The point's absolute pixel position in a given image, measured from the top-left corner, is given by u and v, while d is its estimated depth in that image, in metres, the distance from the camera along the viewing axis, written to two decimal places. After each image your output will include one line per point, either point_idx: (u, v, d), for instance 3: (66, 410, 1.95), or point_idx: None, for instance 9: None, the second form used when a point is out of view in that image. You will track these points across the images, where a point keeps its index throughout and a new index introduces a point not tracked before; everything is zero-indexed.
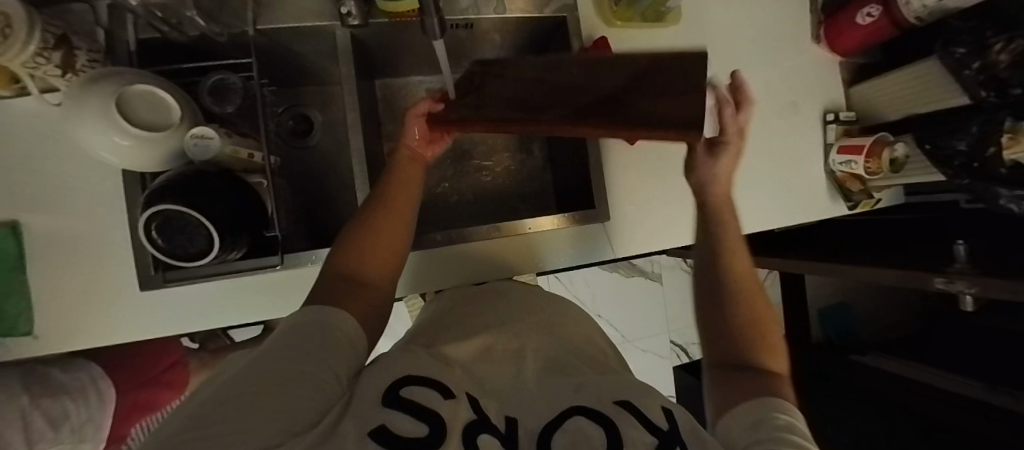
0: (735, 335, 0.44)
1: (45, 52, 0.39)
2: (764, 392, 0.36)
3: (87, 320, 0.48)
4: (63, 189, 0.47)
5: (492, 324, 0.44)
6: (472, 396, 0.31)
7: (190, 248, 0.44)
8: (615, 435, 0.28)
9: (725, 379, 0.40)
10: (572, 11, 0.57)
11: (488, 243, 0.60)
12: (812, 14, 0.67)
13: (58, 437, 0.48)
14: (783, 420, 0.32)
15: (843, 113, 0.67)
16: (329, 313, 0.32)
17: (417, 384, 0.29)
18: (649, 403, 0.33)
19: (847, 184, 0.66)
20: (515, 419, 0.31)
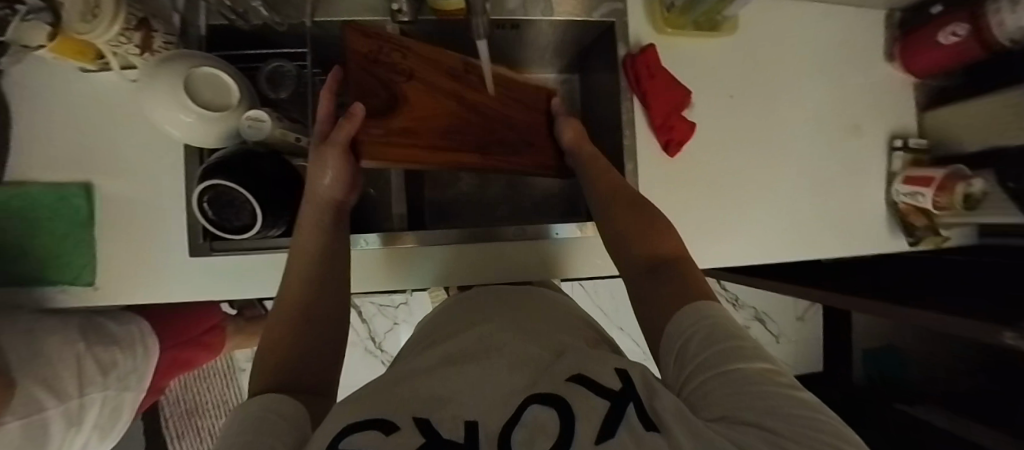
0: (639, 232, 0.43)
1: (128, 33, 0.43)
2: (688, 296, 0.36)
3: (140, 279, 0.52)
4: (132, 159, 0.52)
5: (506, 328, 0.40)
6: (420, 418, 0.25)
7: (237, 222, 0.46)
8: (569, 415, 0.24)
9: (643, 297, 0.40)
10: (622, 16, 0.56)
11: (513, 245, 0.60)
12: (887, 30, 0.62)
13: (107, 384, 0.51)
14: (712, 323, 0.31)
15: (913, 140, 0.61)
16: (258, 401, 0.31)
17: (357, 433, 0.24)
18: (600, 368, 0.30)
19: (911, 217, 0.61)
20: (475, 423, 0.25)
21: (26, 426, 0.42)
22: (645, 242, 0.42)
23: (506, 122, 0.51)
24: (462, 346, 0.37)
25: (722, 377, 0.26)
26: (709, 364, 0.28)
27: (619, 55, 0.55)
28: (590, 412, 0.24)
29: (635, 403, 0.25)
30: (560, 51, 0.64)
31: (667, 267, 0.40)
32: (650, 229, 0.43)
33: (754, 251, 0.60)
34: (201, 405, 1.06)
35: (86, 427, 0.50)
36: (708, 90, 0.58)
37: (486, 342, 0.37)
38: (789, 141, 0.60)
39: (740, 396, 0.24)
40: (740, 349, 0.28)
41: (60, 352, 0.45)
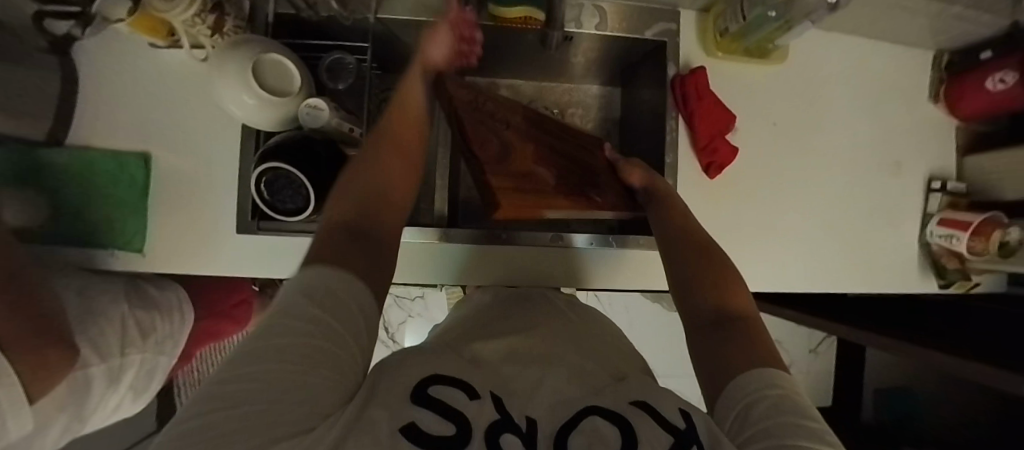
0: (700, 281, 0.44)
1: (201, 17, 0.45)
2: (751, 357, 0.36)
3: (186, 250, 0.54)
4: (191, 135, 0.54)
5: (539, 334, 0.41)
6: (496, 396, 0.27)
7: (288, 204, 0.48)
8: (633, 440, 0.25)
9: (701, 345, 0.40)
10: (673, 36, 0.57)
11: (540, 250, 0.61)
12: (934, 72, 0.63)
13: (145, 347, 0.52)
14: (781, 400, 0.30)
15: (952, 182, 0.62)
16: (334, 275, 0.29)
17: (443, 385, 0.26)
18: (664, 401, 0.30)
19: (944, 260, 0.61)
20: (535, 420, 0.26)
21: (72, 380, 0.41)
22: (708, 291, 0.43)
23: (577, 160, 0.51)
24: (499, 344, 0.38)
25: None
26: (767, 433, 0.27)
27: (669, 74, 0.56)
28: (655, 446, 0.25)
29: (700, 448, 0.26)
30: (605, 65, 0.65)
31: (736, 324, 0.40)
32: (713, 270, 0.45)
33: (783, 279, 0.60)
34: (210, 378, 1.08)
35: (123, 387, 0.50)
36: (753, 116, 0.59)
37: (520, 345, 0.38)
38: (826, 174, 0.61)
39: None
40: (804, 430, 0.27)
41: (106, 312, 0.46)
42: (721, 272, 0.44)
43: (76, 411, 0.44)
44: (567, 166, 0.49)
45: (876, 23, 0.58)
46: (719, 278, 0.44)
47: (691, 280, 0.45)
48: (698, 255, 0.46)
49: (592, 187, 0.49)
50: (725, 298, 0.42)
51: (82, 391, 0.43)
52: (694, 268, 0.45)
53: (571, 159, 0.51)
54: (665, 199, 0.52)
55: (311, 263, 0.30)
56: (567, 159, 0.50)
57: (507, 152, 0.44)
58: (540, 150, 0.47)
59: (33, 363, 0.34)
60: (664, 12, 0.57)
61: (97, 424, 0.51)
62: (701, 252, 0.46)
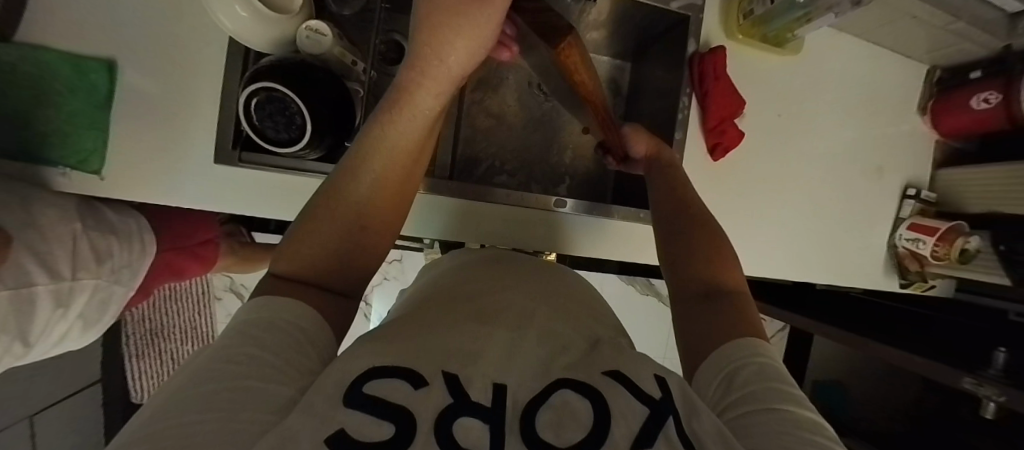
0: (694, 256, 0.43)
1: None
2: (738, 329, 0.36)
3: (151, 177, 0.47)
4: (167, 46, 0.47)
5: (521, 285, 0.39)
6: (448, 374, 0.23)
7: (279, 132, 0.44)
8: (603, 422, 0.23)
9: (688, 314, 0.39)
10: (698, 12, 0.55)
11: (529, 211, 0.60)
12: (925, 86, 0.66)
13: (99, 273, 0.46)
14: (763, 367, 0.31)
15: (924, 192, 0.66)
16: (287, 307, 0.26)
17: (383, 375, 0.22)
18: (639, 368, 0.28)
19: (906, 261, 0.66)
20: (503, 387, 0.24)
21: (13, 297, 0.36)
22: (702, 265, 0.42)
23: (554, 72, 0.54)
24: (472, 301, 0.35)
25: (764, 414, 0.27)
26: (754, 397, 0.28)
27: (689, 51, 0.56)
28: (628, 422, 0.23)
29: (674, 418, 0.24)
30: (621, 36, 0.63)
31: (725, 297, 0.39)
32: (711, 243, 0.43)
33: (769, 265, 0.63)
34: (167, 327, 1.01)
35: (73, 315, 0.45)
36: (763, 106, 0.59)
37: (494, 299, 0.36)
38: (817, 170, 0.63)
39: (783, 436, 0.25)
40: (783, 395, 0.29)
41: (56, 228, 0.40)
42: (721, 248, 0.43)
43: (17, 334, 0.39)
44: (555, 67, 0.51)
45: (885, 30, 0.59)
46: (717, 251, 0.43)
47: (684, 251, 0.43)
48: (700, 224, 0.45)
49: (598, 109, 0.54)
50: (716, 273, 0.41)
51: (23, 311, 0.38)
52: (688, 243, 0.44)
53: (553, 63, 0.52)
54: (668, 169, 0.52)
55: (268, 295, 0.27)
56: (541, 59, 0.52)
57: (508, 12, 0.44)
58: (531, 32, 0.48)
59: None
60: None
61: (40, 355, 0.46)
62: (683, 229, 0.45)
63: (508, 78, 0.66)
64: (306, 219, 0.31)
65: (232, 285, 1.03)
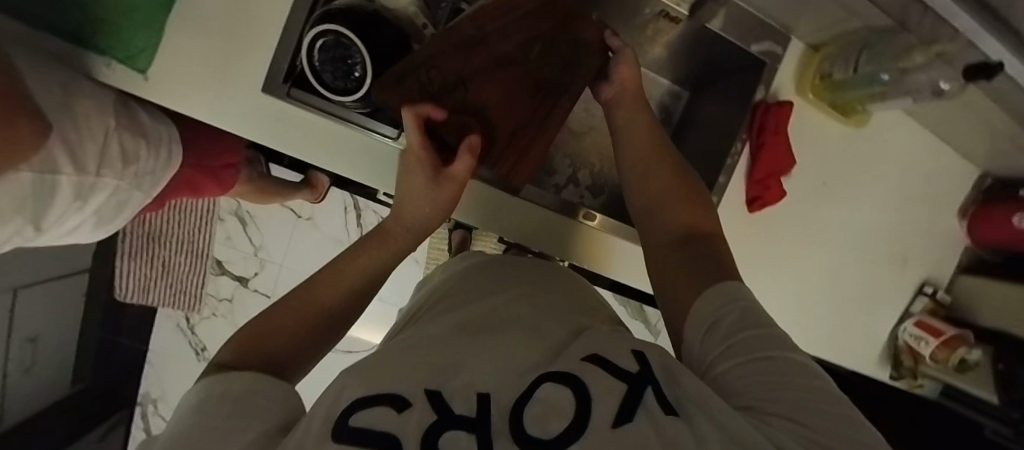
0: (668, 208, 0.43)
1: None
2: (712, 271, 0.35)
3: (196, 90, 0.46)
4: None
5: (515, 290, 0.39)
6: (431, 390, 0.24)
7: (335, 80, 0.43)
8: (586, 401, 0.23)
9: (668, 263, 0.40)
10: (774, 62, 0.54)
11: (556, 217, 0.60)
12: (972, 190, 0.65)
13: (123, 175, 0.45)
14: (744, 312, 0.30)
15: (940, 291, 0.66)
16: (241, 379, 0.25)
17: (366, 405, 0.23)
18: (617, 346, 0.29)
19: (903, 355, 0.66)
20: (487, 396, 0.24)
21: (38, 184, 0.36)
22: (674, 217, 0.43)
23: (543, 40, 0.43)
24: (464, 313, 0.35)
25: (755, 365, 0.26)
26: (744, 347, 0.28)
27: (756, 98, 0.54)
28: (608, 399, 0.24)
29: (653, 387, 0.25)
30: (689, 65, 0.61)
31: (704, 243, 0.39)
32: (678, 192, 0.44)
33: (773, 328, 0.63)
34: (164, 236, 1.00)
35: (89, 211, 0.45)
36: (811, 171, 0.59)
37: (489, 307, 0.36)
38: (842, 247, 0.63)
39: (778, 384, 0.25)
40: (769, 338, 0.28)
41: (88, 121, 0.39)
42: (689, 197, 0.44)
43: (32, 219, 0.38)
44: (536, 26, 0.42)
45: (953, 126, 0.58)
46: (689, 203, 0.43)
47: (660, 202, 0.44)
48: (667, 168, 0.46)
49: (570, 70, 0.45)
50: (691, 221, 0.42)
51: (45, 198, 0.37)
52: (658, 195, 0.45)
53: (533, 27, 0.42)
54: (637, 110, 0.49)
55: (226, 371, 0.27)
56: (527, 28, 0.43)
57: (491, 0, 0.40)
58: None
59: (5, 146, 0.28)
60: (774, 32, 0.54)
61: (49, 242, 0.46)
62: (650, 181, 0.46)
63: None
64: (274, 309, 0.35)
65: (238, 212, 1.09)
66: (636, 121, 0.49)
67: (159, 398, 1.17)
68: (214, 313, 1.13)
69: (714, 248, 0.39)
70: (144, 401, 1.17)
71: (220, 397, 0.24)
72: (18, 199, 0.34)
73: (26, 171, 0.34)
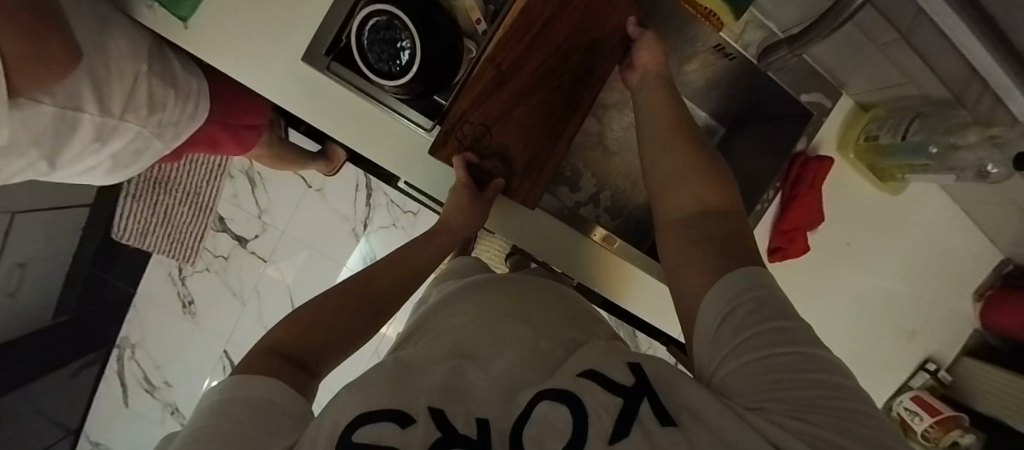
0: (682, 181, 0.37)
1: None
2: (730, 253, 0.30)
3: (235, 49, 0.44)
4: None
5: (533, 313, 0.36)
6: (434, 408, 0.23)
7: (380, 61, 0.42)
8: (582, 420, 0.22)
9: (678, 242, 0.35)
10: (821, 114, 0.53)
11: (575, 235, 0.57)
12: (991, 274, 0.65)
13: (145, 122, 0.44)
14: (759, 302, 0.25)
15: (941, 369, 0.65)
16: (261, 383, 0.25)
17: (375, 419, 0.22)
18: (609, 360, 0.27)
19: (894, 426, 0.66)
20: (486, 422, 0.23)
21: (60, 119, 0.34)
22: (688, 188, 0.37)
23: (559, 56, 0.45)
24: (477, 334, 0.32)
25: (774, 364, 0.22)
26: (759, 345, 0.24)
27: (797, 148, 0.53)
28: (601, 417, 0.22)
29: (650, 398, 0.23)
30: (732, 103, 0.60)
31: (719, 219, 0.34)
32: (695, 164, 0.38)
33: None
34: (172, 185, 1.03)
35: (105, 153, 0.43)
36: (836, 229, 0.58)
37: (502, 327, 0.33)
38: (854, 312, 0.62)
39: (802, 389, 0.21)
40: (788, 331, 0.24)
41: (120, 64, 0.38)
42: (707, 169, 0.37)
43: (46, 153, 0.37)
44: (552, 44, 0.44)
45: (987, 208, 0.57)
46: (704, 174, 0.37)
47: (672, 175, 0.38)
48: (684, 138, 0.40)
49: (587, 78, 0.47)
50: (699, 194, 0.36)
51: (63, 135, 0.36)
52: (670, 166, 0.39)
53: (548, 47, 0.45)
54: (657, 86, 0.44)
55: (248, 374, 0.26)
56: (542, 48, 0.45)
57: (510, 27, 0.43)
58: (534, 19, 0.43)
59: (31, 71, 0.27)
60: (826, 84, 0.53)
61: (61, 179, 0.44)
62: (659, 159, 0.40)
63: (614, 94, 0.63)
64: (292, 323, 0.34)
65: (249, 170, 1.08)
66: (649, 91, 0.44)
67: (137, 344, 1.16)
68: (208, 267, 1.12)
69: (732, 224, 0.33)
70: (122, 345, 1.17)
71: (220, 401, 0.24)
72: (37, 131, 0.33)
73: (48, 104, 0.32)
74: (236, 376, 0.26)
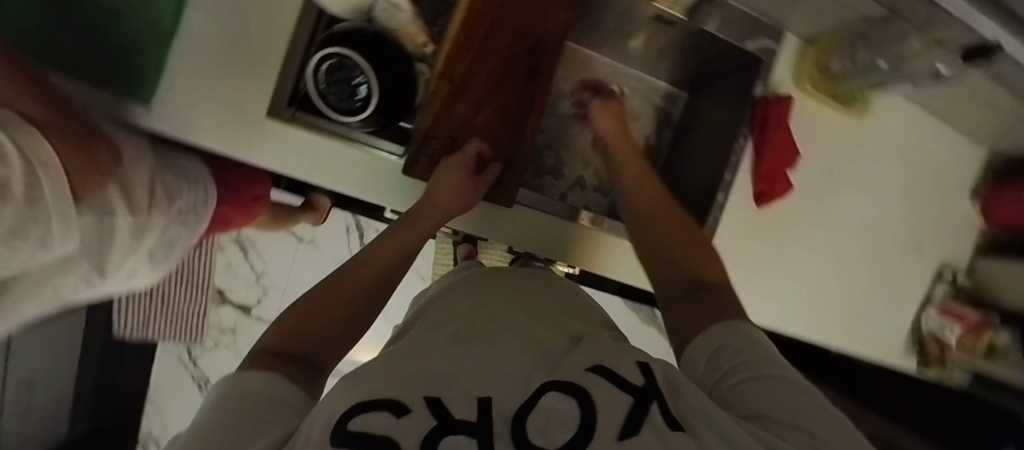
0: (671, 255, 0.44)
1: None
2: (719, 318, 0.36)
3: (195, 118, 0.44)
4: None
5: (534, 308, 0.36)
6: (430, 398, 0.23)
7: (340, 100, 0.46)
8: (589, 411, 0.23)
9: (676, 314, 0.40)
10: (771, 56, 0.54)
11: (565, 225, 0.58)
12: (980, 172, 0.65)
13: (170, 213, 0.45)
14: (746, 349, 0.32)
15: (959, 276, 0.65)
16: (261, 378, 0.26)
17: (366, 409, 0.22)
18: (622, 356, 0.29)
19: (930, 346, 0.65)
20: (488, 401, 0.23)
21: (99, 229, 0.34)
22: (678, 264, 0.43)
23: (506, 60, 0.48)
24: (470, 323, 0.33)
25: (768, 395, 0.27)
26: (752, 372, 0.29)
27: (756, 93, 0.55)
28: (612, 409, 0.23)
29: (659, 403, 0.25)
30: (686, 66, 0.62)
31: (707, 292, 0.40)
32: (675, 234, 0.46)
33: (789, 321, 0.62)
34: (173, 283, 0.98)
35: (142, 252, 0.43)
36: (817, 161, 0.59)
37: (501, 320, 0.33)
38: (855, 237, 0.62)
39: (782, 406, 0.26)
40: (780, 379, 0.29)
41: (137, 161, 0.38)
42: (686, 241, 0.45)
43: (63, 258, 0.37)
44: (499, 50, 0.47)
45: (956, 109, 0.58)
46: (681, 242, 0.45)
47: (664, 254, 0.45)
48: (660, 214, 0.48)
49: (537, 76, 0.49)
50: (688, 267, 0.43)
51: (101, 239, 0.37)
52: (659, 240, 0.46)
53: (494, 55, 0.47)
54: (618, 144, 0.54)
55: (252, 368, 0.28)
56: (490, 54, 0.47)
57: (457, 39, 0.45)
58: (478, 27, 0.45)
59: (82, 182, 0.27)
60: (769, 28, 0.54)
61: (98, 290, 0.45)
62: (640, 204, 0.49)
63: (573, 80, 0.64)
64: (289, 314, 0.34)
65: (238, 239, 1.09)
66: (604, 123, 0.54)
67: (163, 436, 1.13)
68: (217, 343, 1.13)
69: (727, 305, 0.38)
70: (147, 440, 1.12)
71: (244, 397, 0.24)
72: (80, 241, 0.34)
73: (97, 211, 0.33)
74: (245, 370, 0.28)
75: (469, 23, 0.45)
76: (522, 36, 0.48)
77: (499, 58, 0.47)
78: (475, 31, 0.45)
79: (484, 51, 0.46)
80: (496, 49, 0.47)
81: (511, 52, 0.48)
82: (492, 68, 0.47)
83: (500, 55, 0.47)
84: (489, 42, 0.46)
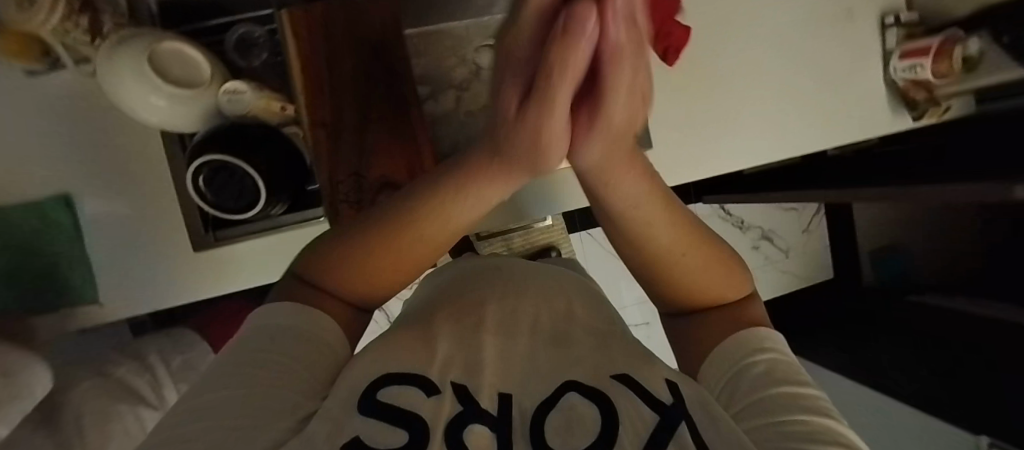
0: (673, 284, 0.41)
1: (66, 22, 0.39)
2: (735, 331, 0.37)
3: (144, 287, 0.49)
4: (93, 145, 0.46)
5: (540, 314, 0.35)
6: (456, 383, 0.26)
7: (238, 201, 0.44)
8: (611, 423, 0.24)
9: (684, 337, 0.40)
10: None
11: None
12: None
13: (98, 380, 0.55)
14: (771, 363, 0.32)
15: (905, 14, 0.60)
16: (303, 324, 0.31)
17: (397, 382, 0.26)
18: (650, 373, 0.29)
19: (911, 92, 0.60)
20: (507, 396, 0.26)
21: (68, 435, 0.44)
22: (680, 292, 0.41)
23: (359, 79, 0.48)
24: (477, 310, 0.35)
25: (780, 421, 0.26)
26: (768, 401, 0.28)
27: None
28: (637, 425, 0.24)
29: (686, 422, 0.25)
30: None
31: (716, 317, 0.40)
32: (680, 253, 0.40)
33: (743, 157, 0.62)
34: None
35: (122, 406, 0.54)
36: None
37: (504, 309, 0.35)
38: (780, 40, 0.59)
39: (802, 436, 0.24)
40: (796, 401, 0.28)
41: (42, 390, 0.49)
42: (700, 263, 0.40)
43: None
44: (347, 74, 0.48)
45: None
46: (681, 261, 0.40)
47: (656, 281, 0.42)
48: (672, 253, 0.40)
49: (393, 75, 0.48)
50: (708, 299, 0.40)
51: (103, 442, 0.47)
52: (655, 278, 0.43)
53: (346, 82, 0.47)
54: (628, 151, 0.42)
55: (284, 300, 0.33)
56: (342, 83, 0.47)
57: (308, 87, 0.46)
58: (317, 66, 0.47)
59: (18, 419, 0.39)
60: None
61: None
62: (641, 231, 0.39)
63: (449, 56, 0.65)
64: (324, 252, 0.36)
65: None
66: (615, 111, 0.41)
67: None
68: None
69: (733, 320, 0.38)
70: None
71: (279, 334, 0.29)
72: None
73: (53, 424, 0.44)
74: (286, 301, 0.33)
75: (305, 66, 0.46)
76: (358, 48, 0.48)
77: (351, 81, 0.48)
78: (320, 71, 0.47)
79: (332, 83, 0.47)
80: (345, 76, 0.47)
81: (359, 70, 0.48)
82: (350, 92, 0.48)
83: (346, 77, 0.48)
84: (332, 73, 0.47)
